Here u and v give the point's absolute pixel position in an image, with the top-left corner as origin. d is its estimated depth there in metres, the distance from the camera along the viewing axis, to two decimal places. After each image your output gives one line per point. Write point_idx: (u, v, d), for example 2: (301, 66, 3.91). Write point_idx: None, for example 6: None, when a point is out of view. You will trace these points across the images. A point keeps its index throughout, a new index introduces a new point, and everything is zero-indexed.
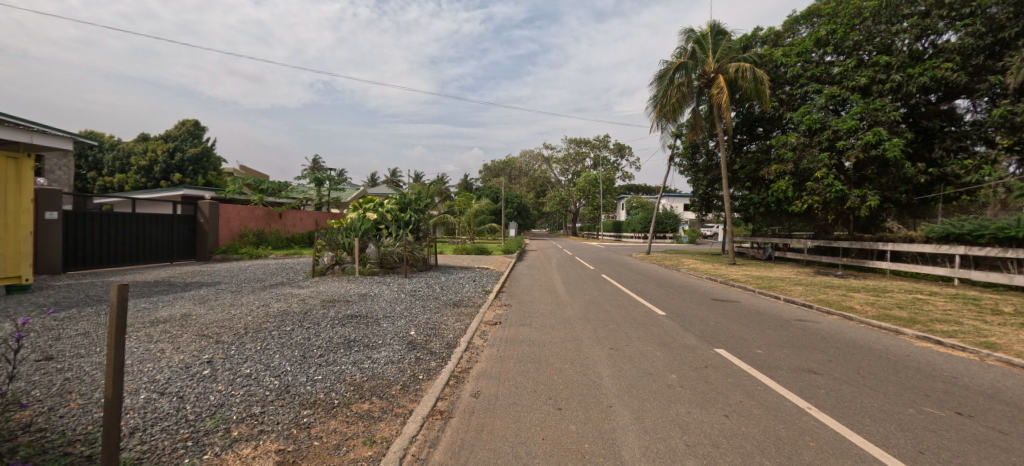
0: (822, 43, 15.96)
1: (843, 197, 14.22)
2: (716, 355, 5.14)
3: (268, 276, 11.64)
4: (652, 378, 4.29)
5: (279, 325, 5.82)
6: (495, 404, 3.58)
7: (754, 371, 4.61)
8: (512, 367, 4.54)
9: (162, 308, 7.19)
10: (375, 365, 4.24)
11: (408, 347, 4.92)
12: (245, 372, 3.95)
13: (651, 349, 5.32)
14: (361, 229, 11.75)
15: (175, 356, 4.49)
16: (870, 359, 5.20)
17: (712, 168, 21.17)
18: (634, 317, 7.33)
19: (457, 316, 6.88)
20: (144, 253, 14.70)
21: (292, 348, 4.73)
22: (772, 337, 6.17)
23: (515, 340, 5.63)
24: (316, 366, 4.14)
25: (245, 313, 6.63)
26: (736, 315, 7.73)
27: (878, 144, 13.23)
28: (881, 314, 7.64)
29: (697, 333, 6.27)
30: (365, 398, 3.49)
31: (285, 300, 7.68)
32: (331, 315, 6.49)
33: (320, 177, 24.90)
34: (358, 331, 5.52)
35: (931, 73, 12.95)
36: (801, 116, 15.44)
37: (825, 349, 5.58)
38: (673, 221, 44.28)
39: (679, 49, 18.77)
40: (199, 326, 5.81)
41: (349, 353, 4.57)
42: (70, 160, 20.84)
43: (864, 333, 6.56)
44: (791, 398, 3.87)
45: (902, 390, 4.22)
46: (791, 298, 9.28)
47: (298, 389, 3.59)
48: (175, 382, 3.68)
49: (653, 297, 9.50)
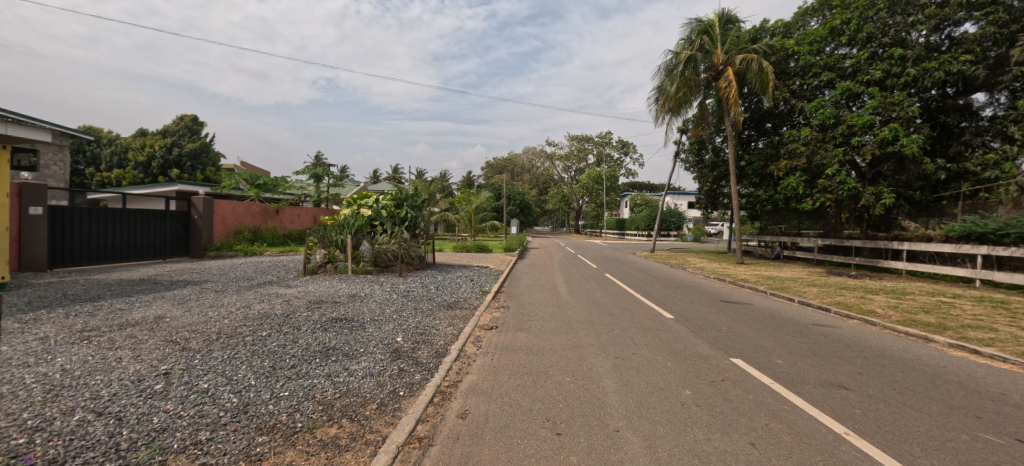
0: (836, 33, 15.33)
1: (856, 194, 13.66)
2: (734, 367, 4.64)
3: (258, 274, 11.19)
4: (662, 394, 3.81)
5: (255, 330, 5.36)
6: (483, 427, 3.11)
7: (777, 386, 4.11)
8: (507, 380, 4.08)
9: (138, 309, 6.77)
10: (352, 379, 3.76)
11: (392, 356, 4.43)
12: (203, 387, 3.49)
13: (661, 359, 4.83)
14: (355, 225, 11.20)
15: (131, 366, 4.03)
16: (905, 372, 4.70)
17: (718, 165, 20.63)
18: (640, 320, 6.82)
19: (450, 319, 6.39)
20: (133, 251, 14.25)
21: (263, 357, 4.26)
22: (791, 345, 5.67)
23: (511, 347, 5.15)
24: (284, 380, 3.67)
25: (222, 316, 6.17)
26: (749, 319, 7.22)
27: (895, 140, 12.65)
28: (907, 319, 7.10)
29: (709, 340, 5.76)
30: (333, 421, 3.01)
31: (269, 301, 7.22)
32: (315, 318, 6.02)
33: (319, 173, 24.45)
34: (340, 337, 5.04)
35: (947, 67, 12.30)
36: (813, 110, 14.86)
37: (852, 360, 5.08)
38: (677, 219, 43.49)
39: (685, 40, 17.97)
40: (170, 330, 5.37)
41: (324, 364, 4.09)
42: (65, 155, 20.22)
43: (892, 340, 6.04)
44: (825, 421, 3.38)
45: (948, 411, 3.72)
46: (806, 300, 8.78)
47: (257, 410, 3.11)
48: (119, 400, 3.22)
49: (660, 299, 9.00)
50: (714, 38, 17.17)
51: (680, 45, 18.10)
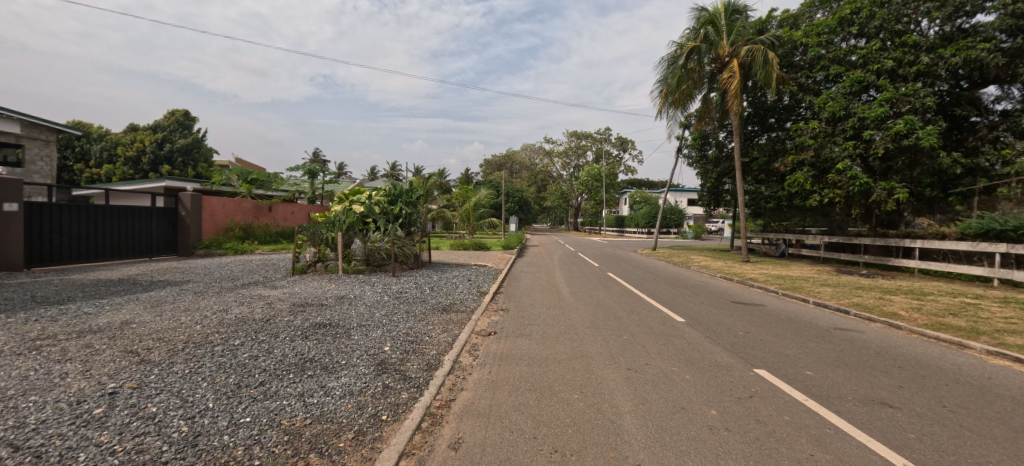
0: (845, 23, 14.68)
1: (866, 190, 13.13)
2: (758, 379, 4.17)
3: (244, 274, 10.62)
4: (685, 415, 3.31)
5: (228, 338, 4.83)
6: (479, 463, 2.59)
7: (813, 403, 3.63)
8: (507, 397, 3.58)
9: (106, 313, 6.21)
10: (327, 399, 3.24)
11: (377, 370, 3.91)
12: (149, 412, 2.97)
13: (677, 371, 4.33)
14: (345, 222, 10.66)
15: (75, 384, 3.51)
16: (950, 385, 4.21)
17: (721, 160, 20.11)
18: (650, 325, 6.30)
19: (444, 325, 5.86)
20: (117, 250, 13.65)
21: (229, 372, 3.73)
22: (817, 353, 5.16)
23: (511, 356, 4.66)
24: (247, 402, 3.15)
25: (195, 321, 5.65)
26: (764, 323, 6.72)
27: (911, 133, 12.04)
28: (934, 322, 6.62)
29: (727, 347, 5.28)
30: (298, 457, 2.50)
31: (249, 304, 6.69)
32: (296, 324, 5.50)
33: (313, 168, 23.79)
34: (320, 347, 4.51)
35: (965, 54, 11.70)
36: (821, 103, 14.32)
37: (888, 370, 4.60)
38: (677, 216, 42.80)
39: (690, 31, 17.44)
40: (133, 338, 4.85)
41: (298, 380, 3.57)
42: (52, 150, 19.47)
43: (923, 347, 5.56)
44: (878, 450, 2.89)
45: (1015, 435, 3.23)
46: (822, 301, 8.30)
47: (208, 442, 2.60)
48: (45, 431, 2.70)
49: (668, 300, 8.49)
50: (720, 29, 16.60)
51: (683, 36, 17.63)
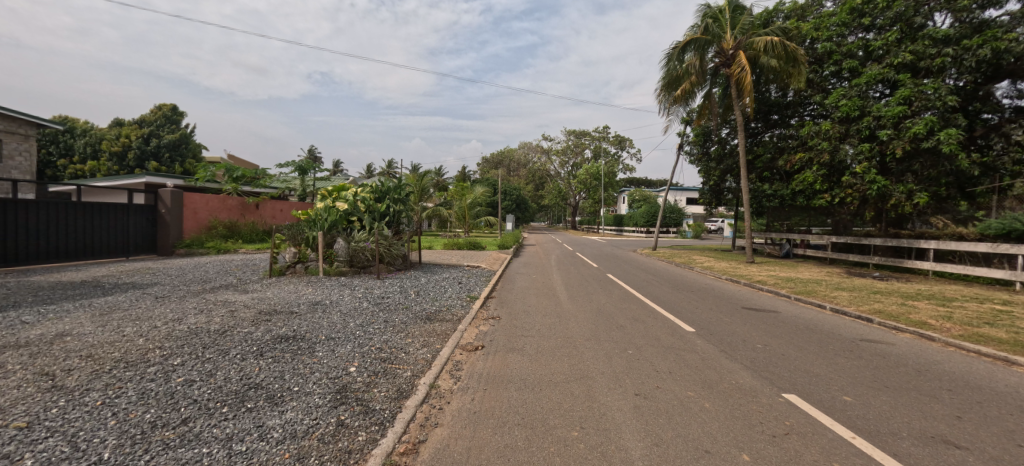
0: (858, 14, 13.93)
1: (884, 193, 12.43)
2: (790, 407, 3.53)
3: (218, 276, 9.83)
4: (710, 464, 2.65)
5: (168, 356, 4.13)
6: None
7: (862, 442, 2.99)
8: (491, 437, 2.91)
9: (44, 323, 5.47)
10: (260, 446, 2.55)
11: (334, 401, 3.22)
12: None
13: (694, 397, 3.67)
14: (327, 221, 9.96)
15: None
16: (1014, 415, 3.56)
17: (724, 157, 19.24)
18: (657, 336, 5.67)
19: (424, 338, 5.17)
20: (89, 249, 12.83)
21: (150, 405, 3.05)
22: (851, 372, 4.51)
23: (500, 377, 4.01)
24: (155, 452, 2.46)
25: (141, 333, 4.95)
26: (783, 333, 6.09)
27: (932, 134, 11.34)
28: (972, 334, 5.96)
29: (746, 364, 4.63)
30: None
31: (210, 312, 5.99)
32: (255, 337, 4.81)
33: (303, 165, 23.07)
34: (273, 369, 3.82)
35: (992, 45, 10.93)
36: (833, 101, 13.53)
37: (937, 395, 3.95)
38: (676, 215, 42.09)
39: (693, 27, 16.72)
40: (57, 356, 4.14)
41: (231, 417, 2.88)
42: (30, 145, 18.57)
43: (967, 364, 4.90)
44: None
45: None
46: (840, 308, 7.66)
47: None
48: None
49: (674, 306, 7.83)
50: (723, 23, 15.94)
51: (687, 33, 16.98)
